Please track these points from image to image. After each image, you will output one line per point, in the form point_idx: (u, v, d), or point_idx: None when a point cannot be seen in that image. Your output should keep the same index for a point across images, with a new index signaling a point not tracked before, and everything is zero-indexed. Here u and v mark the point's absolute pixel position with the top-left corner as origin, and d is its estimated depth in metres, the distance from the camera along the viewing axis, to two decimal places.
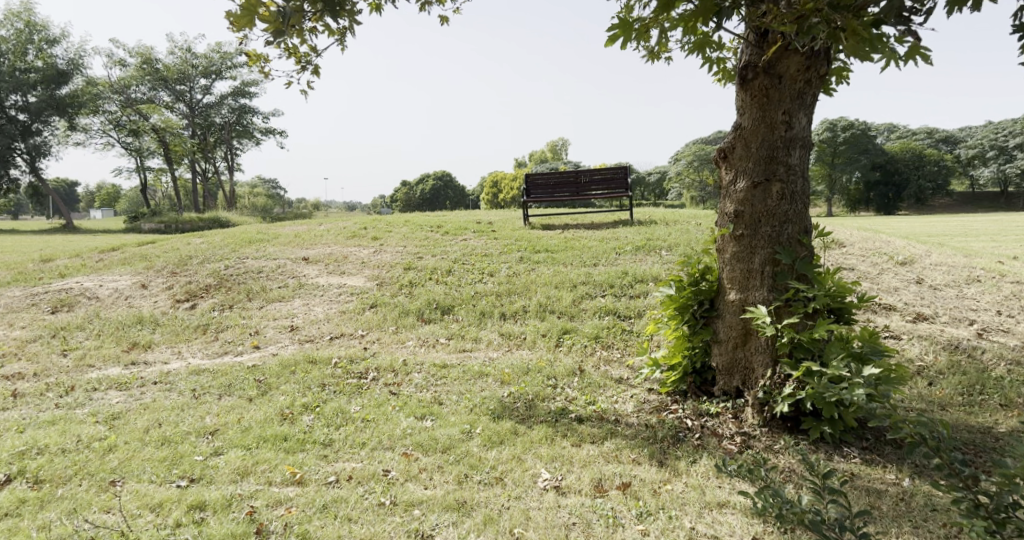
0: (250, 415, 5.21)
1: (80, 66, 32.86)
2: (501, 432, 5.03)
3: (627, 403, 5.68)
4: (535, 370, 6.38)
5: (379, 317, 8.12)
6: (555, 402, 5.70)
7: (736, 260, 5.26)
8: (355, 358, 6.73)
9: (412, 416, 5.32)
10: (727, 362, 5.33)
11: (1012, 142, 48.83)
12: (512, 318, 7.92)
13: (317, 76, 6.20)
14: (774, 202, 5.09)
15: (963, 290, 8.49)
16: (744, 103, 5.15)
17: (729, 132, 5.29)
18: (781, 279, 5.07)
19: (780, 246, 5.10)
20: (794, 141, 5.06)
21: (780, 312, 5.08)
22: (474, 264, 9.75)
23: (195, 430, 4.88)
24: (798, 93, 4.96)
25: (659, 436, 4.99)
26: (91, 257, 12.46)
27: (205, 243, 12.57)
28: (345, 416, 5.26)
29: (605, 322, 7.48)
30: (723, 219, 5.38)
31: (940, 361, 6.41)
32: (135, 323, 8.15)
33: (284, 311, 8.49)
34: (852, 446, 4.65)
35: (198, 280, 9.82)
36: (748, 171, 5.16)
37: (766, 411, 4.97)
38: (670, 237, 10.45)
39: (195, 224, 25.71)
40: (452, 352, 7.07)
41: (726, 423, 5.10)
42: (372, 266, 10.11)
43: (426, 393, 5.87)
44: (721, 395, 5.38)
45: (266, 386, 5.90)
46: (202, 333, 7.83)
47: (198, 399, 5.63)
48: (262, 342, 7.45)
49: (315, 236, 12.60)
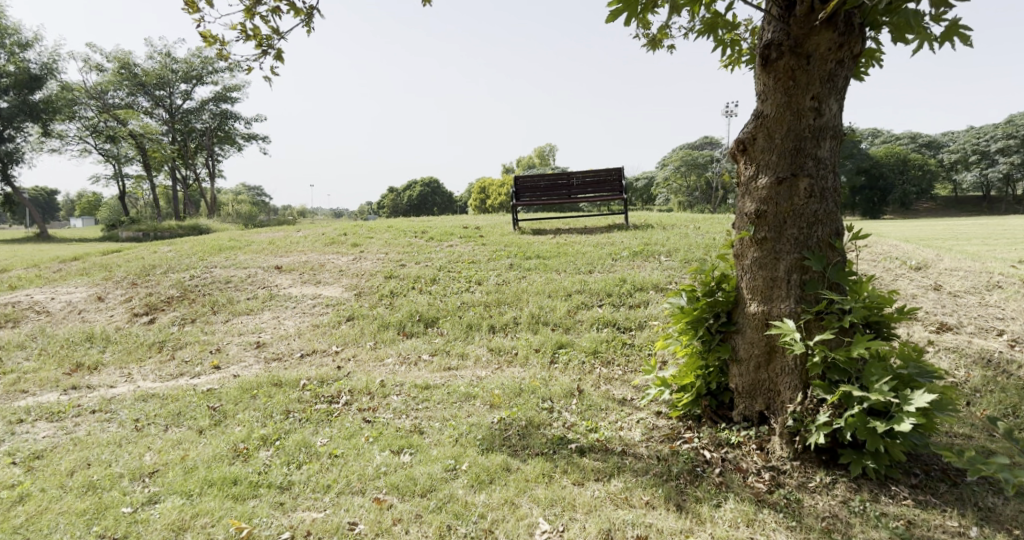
0: (196, 453, 4.48)
1: (55, 70, 31.72)
2: (490, 468, 4.32)
3: (634, 429, 4.99)
4: (528, 391, 5.67)
5: (355, 331, 7.38)
6: (551, 429, 5.01)
7: (758, 267, 4.60)
8: (326, 379, 6.00)
9: (388, 449, 4.61)
10: (749, 383, 4.67)
11: (994, 146, 48.89)
12: (502, 331, 7.23)
13: (281, 61, 5.73)
14: (801, 201, 4.45)
15: (985, 297, 7.87)
16: (767, 87, 4.50)
17: (748, 120, 4.63)
18: (810, 289, 4.43)
19: (809, 251, 4.46)
20: (824, 130, 4.42)
21: (810, 327, 4.42)
22: (460, 272, 9.05)
23: (129, 472, 4.15)
24: (829, 75, 4.33)
25: (674, 472, 4.31)
26: (49, 267, 11.64)
27: (173, 251, 11.79)
28: (309, 450, 4.54)
29: (603, 335, 6.80)
30: (742, 220, 4.73)
31: (976, 377, 5.77)
32: (84, 340, 7.37)
33: (250, 325, 7.73)
34: (900, 484, 4.01)
35: (160, 292, 9.03)
36: (771, 165, 4.51)
37: (797, 441, 4.29)
38: (668, 242, 9.82)
39: (173, 231, 24.77)
40: (436, 371, 6.35)
41: (750, 455, 4.43)
42: (350, 274, 9.38)
43: (405, 421, 5.14)
44: (741, 422, 4.72)
45: (221, 415, 5.16)
46: (157, 351, 7.07)
47: (140, 430, 4.88)
48: (223, 362, 6.69)
49: (291, 243, 11.84)
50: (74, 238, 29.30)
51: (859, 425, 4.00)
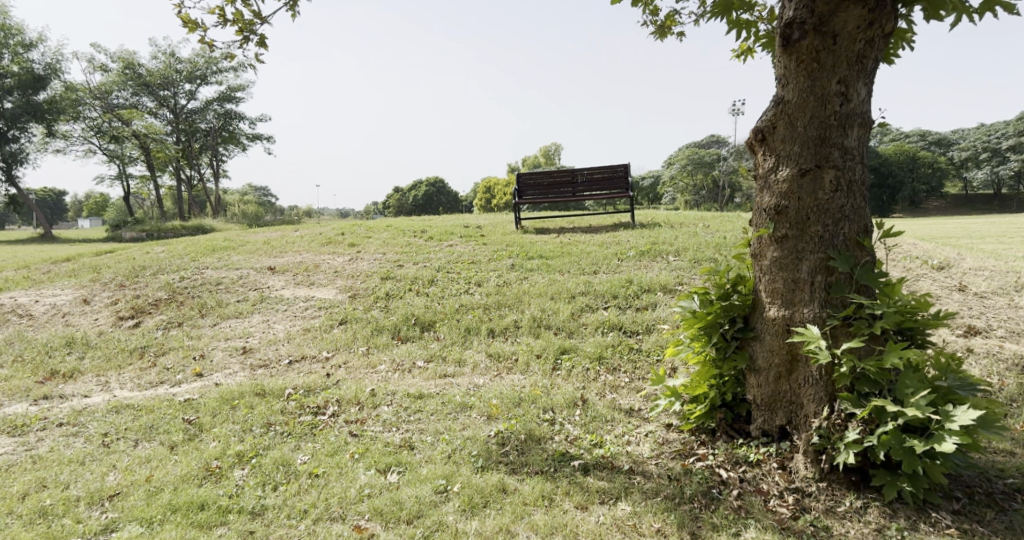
0: (164, 472, 4.11)
1: (58, 70, 31.48)
2: (484, 490, 3.97)
3: (643, 444, 4.59)
4: (528, 401, 5.28)
5: (347, 335, 6.99)
6: (553, 444, 4.61)
7: (778, 268, 4.20)
8: (314, 388, 5.62)
9: (373, 468, 4.22)
10: (769, 395, 4.27)
11: (1005, 143, 48.08)
12: (501, 335, 6.84)
13: (265, 48, 5.37)
14: (826, 194, 4.04)
15: (1015, 299, 7.41)
16: (788, 70, 4.09)
17: (767, 107, 4.22)
18: (836, 292, 4.03)
19: (835, 250, 4.05)
20: (851, 117, 4.01)
21: (837, 333, 4.01)
22: (459, 273, 8.65)
23: (86, 496, 3.85)
24: (857, 56, 3.93)
25: (686, 494, 3.95)
26: (38, 268, 11.33)
27: (165, 251, 11.43)
28: (289, 469, 4.18)
29: (609, 340, 6.40)
30: (760, 216, 4.33)
31: (1012, 386, 5.34)
32: (63, 346, 7.04)
33: (238, 329, 7.37)
34: (941, 511, 3.61)
35: (147, 294, 8.67)
36: (793, 156, 4.10)
37: (823, 460, 3.88)
38: (676, 241, 9.40)
39: (178, 232, 24.46)
40: (431, 378, 5.96)
41: (771, 475, 4.04)
42: (345, 276, 9.00)
43: (395, 434, 4.76)
44: (760, 437, 4.31)
45: (197, 428, 4.80)
46: (138, 357, 6.71)
47: (108, 446, 4.52)
48: (206, 369, 6.33)
49: (286, 243, 11.46)
50: (82, 238, 29.39)
51: (894, 444, 3.60)
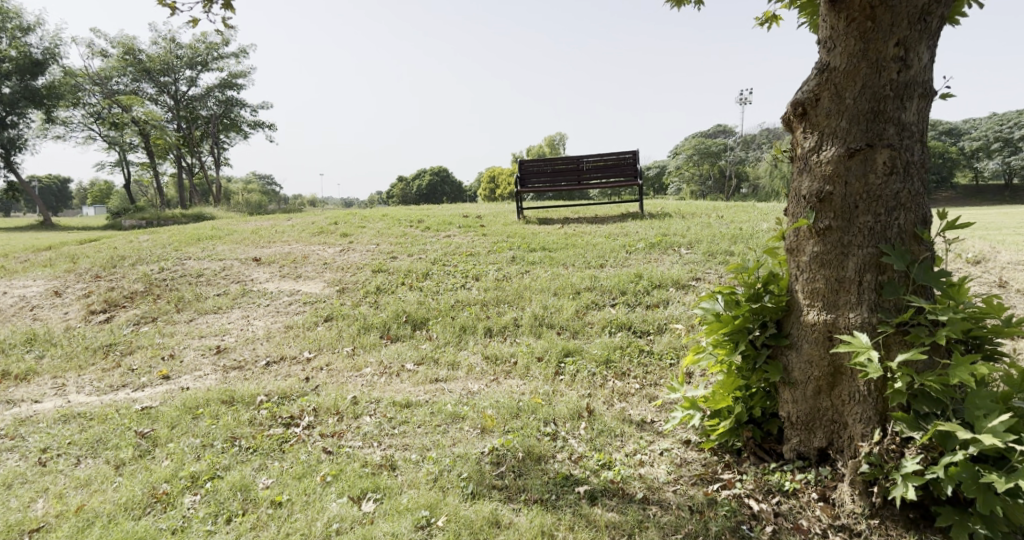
0: (100, 499, 3.57)
1: (57, 55, 30.65)
2: (474, 524, 3.42)
3: (658, 465, 3.99)
4: (528, 411, 4.66)
5: (332, 334, 6.40)
6: (555, 464, 4.01)
7: (818, 266, 3.59)
8: (289, 395, 5.02)
9: (346, 494, 3.65)
10: (806, 413, 3.67)
11: (1017, 133, 47.18)
12: (500, 334, 6.24)
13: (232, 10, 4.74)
14: (878, 178, 3.42)
15: None
16: (835, 32, 3.47)
17: (809, 76, 3.60)
18: (888, 294, 3.41)
19: (887, 245, 3.43)
20: (911, 87, 3.38)
21: (890, 343, 3.40)
22: (456, 266, 8.05)
23: (3, 530, 3.38)
24: (920, 14, 3.30)
25: (712, 532, 3.41)
26: (15, 257, 10.79)
27: (148, 240, 10.86)
28: (248, 495, 3.62)
29: (617, 341, 5.78)
30: (798, 203, 3.70)
31: None
32: (23, 343, 6.48)
33: (214, 326, 6.78)
34: None
35: (122, 286, 8.08)
36: (839, 133, 3.48)
37: (874, 493, 3.32)
38: (688, 232, 8.76)
39: (176, 220, 23.90)
40: (420, 384, 5.36)
41: (811, 508, 3.49)
42: (334, 268, 8.40)
43: (375, 451, 4.17)
44: (794, 460, 3.73)
45: (150, 443, 4.23)
46: (102, 357, 6.14)
47: (45, 465, 3.97)
48: (174, 371, 5.76)
49: (276, 233, 10.85)
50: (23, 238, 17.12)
51: (965, 477, 3.02)
